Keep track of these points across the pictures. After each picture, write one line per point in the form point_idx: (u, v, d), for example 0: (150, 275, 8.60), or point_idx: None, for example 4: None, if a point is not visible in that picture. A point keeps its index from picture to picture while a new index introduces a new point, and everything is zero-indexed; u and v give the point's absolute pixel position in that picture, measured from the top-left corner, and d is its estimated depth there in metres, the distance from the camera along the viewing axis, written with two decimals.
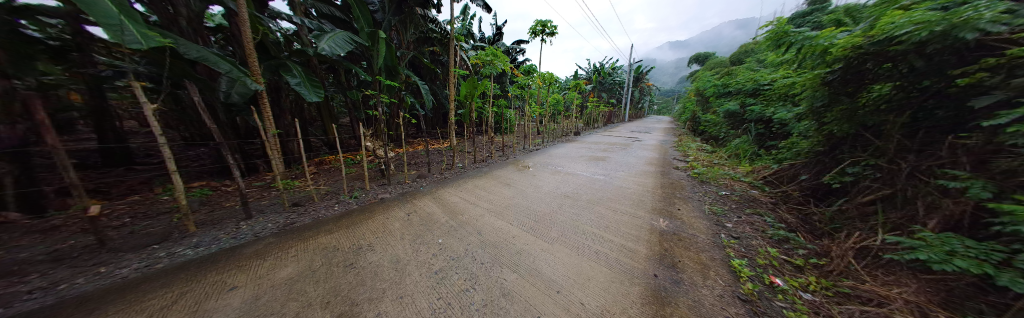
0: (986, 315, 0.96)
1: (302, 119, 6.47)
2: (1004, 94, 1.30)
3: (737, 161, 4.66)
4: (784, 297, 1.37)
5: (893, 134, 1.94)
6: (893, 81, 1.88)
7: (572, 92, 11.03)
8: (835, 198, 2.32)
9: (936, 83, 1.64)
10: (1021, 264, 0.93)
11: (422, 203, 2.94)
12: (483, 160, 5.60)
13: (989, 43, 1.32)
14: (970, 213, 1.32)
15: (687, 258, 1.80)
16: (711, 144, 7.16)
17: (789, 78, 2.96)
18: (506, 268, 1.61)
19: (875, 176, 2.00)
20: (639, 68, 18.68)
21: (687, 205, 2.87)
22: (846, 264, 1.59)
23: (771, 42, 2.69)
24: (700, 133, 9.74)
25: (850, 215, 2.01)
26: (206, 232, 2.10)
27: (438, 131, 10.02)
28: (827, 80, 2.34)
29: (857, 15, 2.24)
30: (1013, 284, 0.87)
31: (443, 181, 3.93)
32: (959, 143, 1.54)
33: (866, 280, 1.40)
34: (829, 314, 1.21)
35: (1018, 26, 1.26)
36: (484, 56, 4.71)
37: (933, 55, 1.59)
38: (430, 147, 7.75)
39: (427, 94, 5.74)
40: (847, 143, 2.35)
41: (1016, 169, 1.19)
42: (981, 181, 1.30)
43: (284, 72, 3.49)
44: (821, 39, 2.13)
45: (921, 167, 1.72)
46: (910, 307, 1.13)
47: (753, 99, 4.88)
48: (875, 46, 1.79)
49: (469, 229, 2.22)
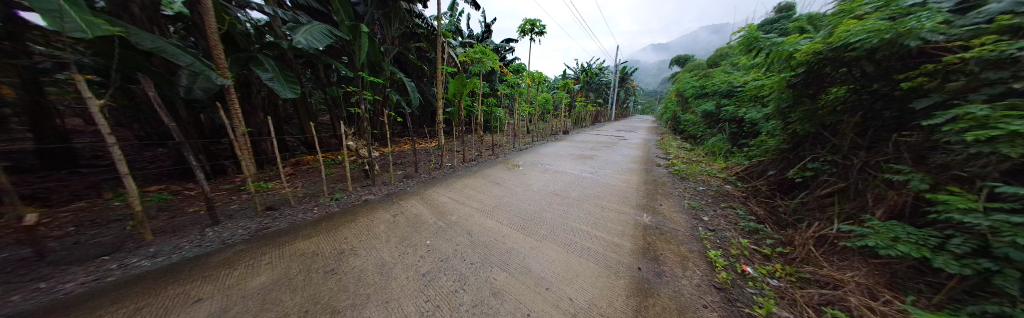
0: (923, 294, 1.14)
1: (277, 116, 6.06)
2: (941, 97, 1.47)
3: (713, 158, 4.96)
4: (754, 284, 1.48)
5: (847, 133, 2.14)
6: (848, 84, 2.07)
7: (560, 91, 11.17)
8: (798, 192, 2.53)
9: (885, 87, 1.82)
10: (954, 247, 1.10)
11: (409, 203, 2.86)
12: (472, 159, 5.54)
13: (930, 51, 1.49)
14: (911, 203, 1.49)
15: (669, 251, 1.89)
16: (689, 142, 7.55)
17: (758, 81, 3.17)
18: (496, 267, 1.61)
19: (832, 171, 2.20)
20: (624, 69, 19.29)
21: (669, 201, 3.01)
22: (807, 252, 1.74)
23: (743, 46, 2.86)
24: (680, 132, 10.25)
25: (810, 207, 2.20)
26: (165, 241, 1.92)
27: (426, 130, 9.79)
28: (791, 83, 2.51)
29: (817, 24, 2.43)
30: (947, 266, 1.03)
31: (431, 181, 3.84)
32: (902, 141, 1.73)
33: (824, 265, 1.55)
34: (793, 297, 1.34)
35: (952, 36, 1.43)
36: (472, 54, 4.63)
37: (883, 61, 1.77)
38: (418, 146, 7.56)
39: (414, 92, 5.58)
40: (809, 141, 2.56)
41: (950, 163, 1.37)
42: (920, 175, 1.47)
43: (255, 67, 3.24)
44: (787, 45, 2.30)
45: (871, 163, 1.91)
46: (861, 288, 1.28)
47: (727, 100, 5.20)
48: (833, 53, 1.96)
49: (459, 229, 2.19)
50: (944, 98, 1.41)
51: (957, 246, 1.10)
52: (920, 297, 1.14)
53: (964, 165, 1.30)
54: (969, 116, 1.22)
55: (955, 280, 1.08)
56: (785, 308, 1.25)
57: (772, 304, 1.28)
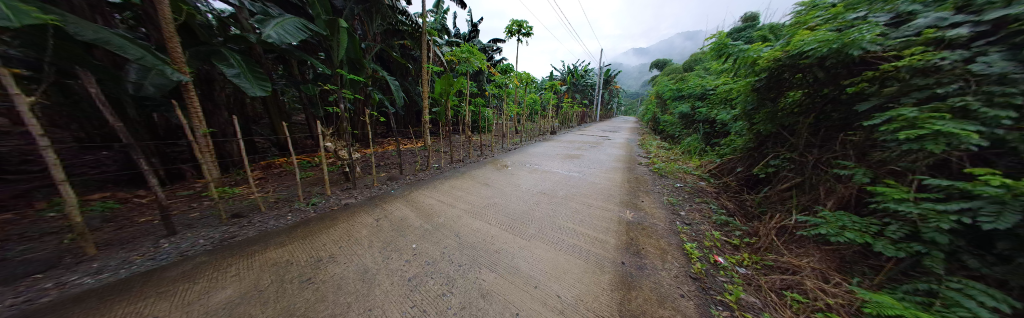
0: (866, 275, 1.30)
1: (245, 116, 5.60)
2: (879, 100, 1.66)
3: (689, 156, 5.27)
4: (725, 272, 1.60)
5: (803, 132, 2.37)
6: (804, 89, 2.28)
7: (547, 92, 11.33)
8: (762, 186, 2.75)
9: (834, 91, 2.03)
10: (891, 233, 1.25)
11: (394, 206, 2.76)
12: (459, 160, 5.47)
13: (870, 59, 1.68)
14: (855, 195, 1.68)
15: (650, 245, 1.98)
16: (668, 141, 7.97)
17: (727, 85, 3.41)
18: (484, 268, 1.60)
19: (790, 167, 2.41)
20: (608, 71, 19.98)
21: (650, 197, 3.15)
22: (770, 241, 1.90)
23: (714, 52, 3.06)
24: (660, 132, 10.79)
25: (773, 200, 2.40)
26: (111, 255, 1.70)
27: (411, 130, 9.52)
28: (755, 87, 2.73)
29: (777, 33, 2.66)
30: (886, 251, 1.18)
31: (417, 183, 3.73)
32: (847, 140, 1.94)
33: (784, 253, 1.71)
34: (760, 283, 1.48)
35: (888, 47, 1.62)
36: (459, 53, 4.54)
37: (832, 68, 1.97)
38: (403, 147, 7.33)
39: (398, 91, 5.40)
40: (771, 140, 2.80)
41: (887, 159, 1.55)
42: (863, 170, 1.66)
43: (219, 62, 2.98)
44: (752, 52, 2.50)
45: (822, 159, 2.12)
46: (815, 273, 1.45)
47: (701, 102, 5.55)
48: (791, 59, 2.15)
49: (446, 232, 2.15)
50: (882, 101, 1.60)
51: (893, 232, 1.25)
52: (865, 279, 1.29)
53: (898, 160, 1.48)
54: (901, 117, 1.39)
55: (892, 262, 1.25)
56: (751, 293, 1.38)
57: (740, 290, 1.40)
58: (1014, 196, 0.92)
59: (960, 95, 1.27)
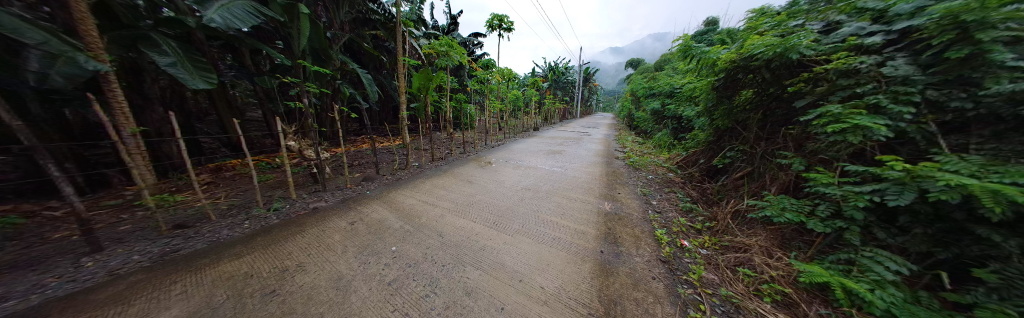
0: (802, 249, 1.54)
1: (187, 112, 4.86)
2: (813, 98, 1.91)
3: (660, 150, 5.68)
4: (690, 254, 1.77)
5: (753, 126, 2.66)
6: (755, 88, 2.56)
7: (530, 89, 11.40)
8: (720, 176, 3.07)
9: (779, 90, 2.31)
10: (820, 212, 1.48)
11: (370, 208, 2.61)
12: (440, 158, 5.31)
13: (806, 62, 1.93)
14: (794, 181, 1.94)
15: (626, 234, 2.11)
16: (642, 136, 8.50)
17: (692, 84, 3.71)
18: (469, 266, 1.59)
19: (743, 158, 2.71)
20: (587, 70, 20.65)
21: (626, 189, 3.35)
22: (726, 224, 2.13)
23: (680, 53, 3.29)
24: (635, 128, 11.48)
25: (729, 187, 2.68)
26: (14, 280, 1.37)
27: (388, 127, 9.02)
28: (715, 86, 3.00)
29: (733, 37, 2.94)
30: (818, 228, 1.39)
31: (395, 183, 3.55)
32: (788, 133, 2.22)
33: (738, 234, 1.93)
34: (717, 262, 1.67)
35: (820, 52, 1.87)
36: (438, 46, 4.35)
37: (777, 70, 2.24)
38: (379, 146, 6.94)
39: (371, 85, 5.06)
40: (727, 134, 3.11)
41: (818, 149, 1.81)
42: (799, 159, 1.93)
43: (147, 48, 2.52)
44: (712, 54, 2.73)
45: (768, 150, 2.41)
46: (762, 250, 1.66)
47: (670, 100, 5.98)
48: (744, 61, 2.39)
49: (428, 232, 2.09)
50: (815, 99, 1.85)
51: (822, 211, 1.48)
52: (800, 253, 1.52)
53: (825, 151, 1.74)
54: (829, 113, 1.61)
55: (821, 237, 1.49)
56: (711, 272, 1.55)
57: (702, 270, 1.56)
58: (911, 178, 1.13)
59: (873, 94, 1.52)
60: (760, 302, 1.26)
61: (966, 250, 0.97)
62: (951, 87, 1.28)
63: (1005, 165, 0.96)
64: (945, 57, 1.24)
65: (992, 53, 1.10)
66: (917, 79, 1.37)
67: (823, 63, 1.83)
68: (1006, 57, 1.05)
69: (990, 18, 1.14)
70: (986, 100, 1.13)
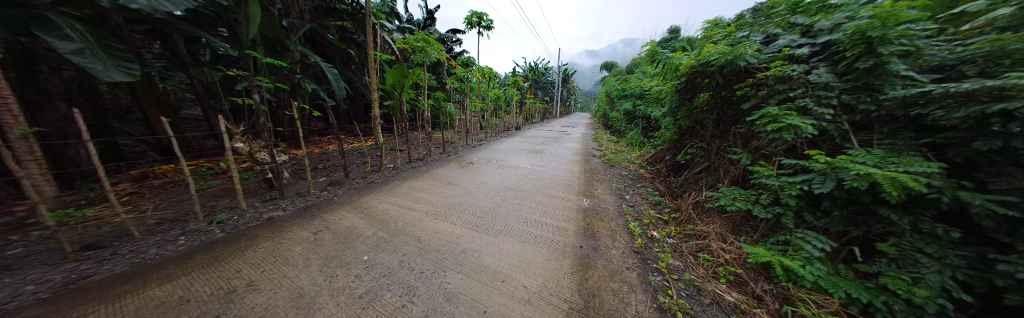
0: (749, 233, 1.76)
1: (98, 109, 4.01)
2: (756, 100, 2.17)
3: (632, 148, 6.07)
4: (658, 244, 1.92)
5: (708, 125, 2.97)
6: (709, 91, 2.86)
7: (511, 88, 11.43)
8: (683, 170, 3.38)
9: (729, 93, 2.62)
10: (764, 200, 1.70)
11: (338, 216, 2.39)
12: (419, 158, 5.08)
13: (752, 69, 2.20)
14: (742, 173, 2.21)
15: (602, 228, 2.22)
16: (616, 135, 9.02)
17: (658, 87, 4.02)
18: (450, 270, 1.54)
19: (700, 154, 3.02)
20: (566, 71, 21.33)
21: (602, 185, 3.52)
22: (689, 214, 2.35)
23: (648, 58, 3.54)
24: (610, 127, 12.16)
25: (690, 181, 2.97)
26: None
27: (360, 127, 8.39)
28: (677, 89, 3.29)
29: (692, 45, 3.25)
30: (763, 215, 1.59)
31: (367, 187, 3.31)
32: (736, 131, 2.52)
33: (698, 223, 2.15)
34: (682, 249, 1.84)
35: (762, 60, 2.14)
36: (413, 41, 4.13)
37: (728, 75, 2.52)
38: (349, 147, 6.43)
39: (337, 81, 4.65)
40: (688, 132, 3.43)
41: (760, 145, 2.09)
42: (746, 154, 2.19)
43: (38, 29, 1.94)
44: (675, 60, 2.97)
45: (721, 147, 2.71)
46: (718, 236, 1.87)
47: (640, 101, 6.43)
48: (701, 67, 2.66)
49: (405, 237, 1.98)
50: (758, 101, 2.12)
51: (765, 199, 1.71)
52: (748, 236, 1.74)
53: (766, 146, 2.01)
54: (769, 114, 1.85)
55: (764, 222, 1.72)
56: (677, 259, 1.69)
57: (669, 257, 1.71)
58: (831, 169, 1.36)
59: (802, 97, 1.79)
60: (717, 283, 1.42)
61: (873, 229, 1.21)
62: (859, 92, 1.56)
63: (897, 157, 1.21)
64: (857, 67, 1.51)
65: (889, 64, 1.39)
66: (835, 86, 1.64)
67: (765, 70, 2.10)
68: (900, 68, 1.34)
69: (886, 36, 1.43)
70: (885, 104, 1.40)
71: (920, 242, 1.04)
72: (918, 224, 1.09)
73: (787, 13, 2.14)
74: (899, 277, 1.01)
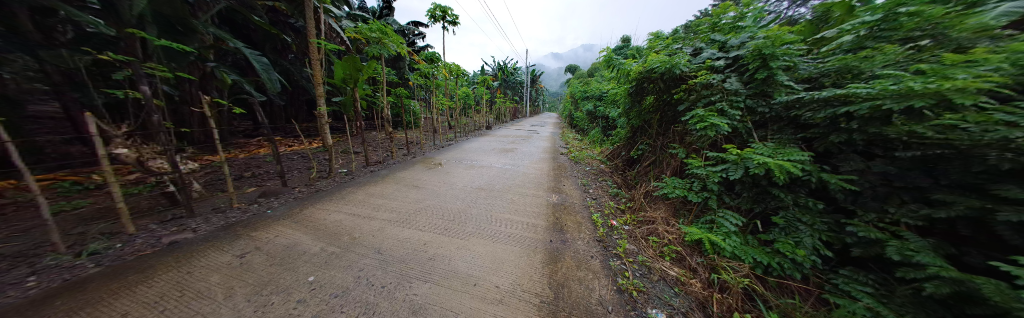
0: (685, 216, 2.08)
1: None
2: (689, 103, 2.53)
3: (593, 145, 6.58)
4: (616, 231, 2.12)
5: (653, 124, 3.39)
6: (653, 95, 3.26)
7: (479, 87, 11.27)
8: (635, 164, 3.80)
9: (668, 96, 3.02)
10: (695, 187, 2.02)
11: (274, 233, 2.00)
12: (379, 161, 4.63)
13: (685, 76, 2.57)
14: (680, 165, 2.58)
15: (570, 221, 2.35)
16: (580, 133, 9.68)
17: (614, 90, 4.43)
18: (416, 280, 1.43)
19: (647, 149, 3.43)
20: (534, 72, 21.99)
21: (569, 181, 3.74)
22: (640, 202, 2.66)
23: (604, 63, 3.86)
24: (575, 126, 13.01)
25: (641, 173, 3.35)
26: None
27: (304, 127, 7.24)
28: (629, 92, 3.66)
29: (640, 54, 3.66)
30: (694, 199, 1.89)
31: (313, 197, 2.86)
32: (674, 129, 2.93)
33: (648, 209, 2.45)
34: (635, 233, 2.07)
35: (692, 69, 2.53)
36: (366, 31, 3.71)
37: (667, 81, 2.91)
38: (291, 150, 5.51)
39: (265, 72, 3.88)
40: (637, 130, 3.86)
41: (693, 141, 2.47)
42: (681, 148, 2.57)
43: None
44: (626, 66, 3.28)
45: (663, 143, 3.11)
46: (663, 220, 2.16)
47: (599, 102, 7.02)
48: (647, 73, 3.01)
49: (362, 250, 1.76)
50: (690, 104, 2.48)
51: (696, 186, 2.02)
52: (685, 218, 2.06)
53: (696, 142, 2.39)
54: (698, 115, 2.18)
55: (696, 205, 2.05)
56: (632, 243, 1.90)
57: (625, 242, 1.90)
58: (740, 160, 1.68)
59: (720, 101, 2.17)
60: (663, 261, 1.64)
61: (771, 206, 1.55)
62: (759, 98, 1.97)
63: (782, 148, 1.56)
64: (758, 77, 1.90)
65: (777, 76, 1.81)
66: (742, 92, 2.04)
67: (695, 77, 2.48)
68: (783, 78, 1.75)
69: (775, 53, 1.84)
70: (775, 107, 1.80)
71: (799, 213, 1.40)
72: (798, 200, 1.43)
73: (709, 31, 2.57)
74: (789, 241, 1.32)
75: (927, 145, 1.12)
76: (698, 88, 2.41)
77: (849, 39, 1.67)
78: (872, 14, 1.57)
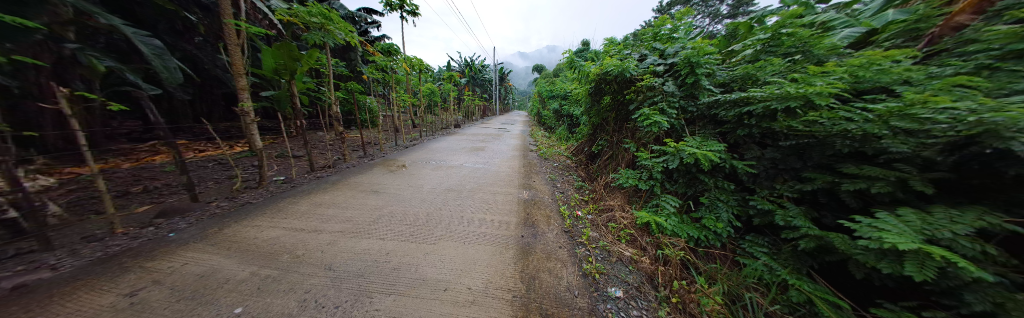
0: (636, 202, 2.35)
1: None
2: (639, 103, 2.82)
3: (560, 142, 6.92)
4: (581, 220, 2.29)
5: (609, 121, 3.72)
6: (609, 95, 3.56)
7: (446, 84, 10.78)
8: (596, 158, 4.13)
9: (621, 97, 3.34)
10: (644, 177, 2.29)
11: (183, 260, 1.57)
12: (328, 166, 4.07)
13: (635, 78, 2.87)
14: (632, 158, 2.90)
15: (540, 215, 2.44)
16: (548, 131, 10.10)
17: (576, 90, 4.71)
18: (378, 294, 1.30)
19: (605, 144, 3.76)
20: (502, 70, 21.99)
21: (538, 177, 3.87)
22: (600, 193, 2.91)
23: (567, 65, 4.07)
24: (543, 124, 13.48)
25: (601, 166, 3.66)
26: None
27: (223, 127, 5.90)
28: (590, 93, 3.94)
29: (597, 58, 3.97)
30: (643, 187, 2.14)
31: (238, 213, 2.35)
32: (627, 127, 3.27)
33: (607, 199, 2.69)
34: (597, 221, 2.26)
35: (640, 73, 2.83)
36: (304, 14, 3.18)
37: (620, 83, 3.22)
38: (205, 157, 4.44)
39: (157, 57, 3.00)
40: (596, 127, 4.19)
41: (641, 136, 2.79)
42: (633, 143, 2.89)
43: None
44: (586, 68, 3.52)
45: (617, 138, 3.45)
46: (619, 207, 2.40)
47: (565, 101, 7.40)
48: (603, 75, 3.28)
49: (309, 269, 1.52)
50: (639, 104, 2.78)
51: (645, 176, 2.29)
52: (636, 204, 2.33)
53: (644, 137, 2.70)
54: (644, 113, 2.45)
55: (645, 193, 2.33)
56: (594, 230, 2.07)
57: (588, 230, 2.06)
58: (676, 152, 1.96)
59: (661, 101, 2.48)
60: (620, 244, 1.84)
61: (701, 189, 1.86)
62: (690, 99, 2.33)
63: (706, 141, 1.88)
64: (689, 82, 2.24)
65: (702, 80, 2.15)
66: (677, 93, 2.38)
67: (642, 80, 2.78)
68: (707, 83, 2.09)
69: (700, 62, 2.18)
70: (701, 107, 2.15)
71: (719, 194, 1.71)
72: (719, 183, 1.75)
73: (651, 40, 2.92)
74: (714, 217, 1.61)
75: (800, 136, 1.49)
76: (646, 89, 2.72)
77: (750, 53, 2.09)
78: (766, 34, 1.97)
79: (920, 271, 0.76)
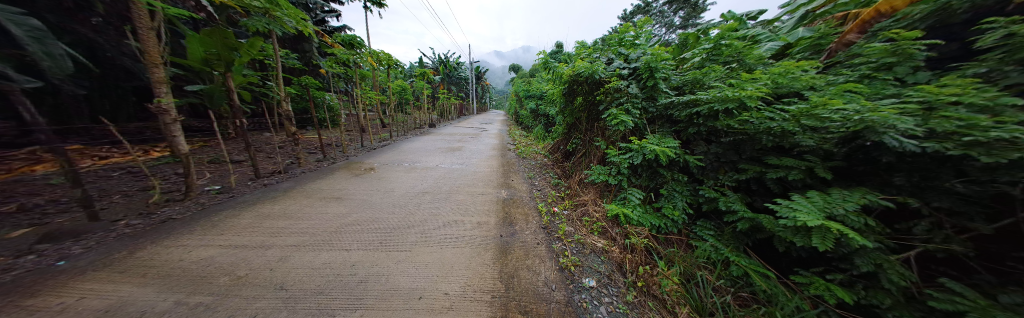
0: (607, 196, 2.49)
1: None
2: (607, 103, 2.99)
3: (537, 141, 7.05)
4: (557, 216, 2.36)
5: (581, 120, 3.88)
6: (581, 95, 3.72)
7: (419, 81, 10.27)
8: (570, 156, 4.30)
9: (592, 97, 3.51)
10: (613, 172, 2.43)
11: (78, 294, 1.25)
12: (280, 171, 3.60)
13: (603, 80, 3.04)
14: (603, 155, 3.06)
15: (518, 213, 2.46)
16: (526, 130, 10.24)
17: (551, 91, 4.83)
18: (342, 310, 1.18)
19: (578, 142, 3.92)
20: (479, 68, 21.68)
21: (517, 176, 3.90)
22: (575, 189, 3.03)
23: (542, 65, 4.15)
24: (521, 124, 13.62)
25: (575, 164, 3.81)
26: None
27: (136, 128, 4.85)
28: (563, 93, 4.07)
29: (570, 60, 4.13)
30: (612, 182, 2.28)
31: (157, 231, 1.95)
32: (598, 125, 3.44)
33: (580, 194, 2.81)
34: (572, 216, 2.35)
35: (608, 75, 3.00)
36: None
37: (591, 84, 3.37)
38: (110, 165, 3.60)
39: (37, 42, 2.18)
40: (570, 126, 4.35)
41: (610, 134, 2.96)
42: (603, 141, 3.06)
43: None
44: (560, 69, 3.63)
45: (588, 136, 3.63)
46: (592, 202, 2.52)
47: (541, 101, 7.55)
48: (575, 76, 3.41)
49: (256, 291, 1.33)
50: (607, 104, 2.94)
51: (613, 172, 2.43)
52: (607, 198, 2.47)
53: (612, 135, 2.88)
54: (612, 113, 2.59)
55: (614, 187, 2.48)
56: (569, 225, 2.15)
57: (564, 225, 2.13)
58: (640, 148, 2.11)
59: (626, 101, 2.65)
60: (594, 236, 1.94)
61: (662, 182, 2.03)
62: (650, 100, 2.53)
63: (664, 138, 2.06)
64: (649, 85, 2.44)
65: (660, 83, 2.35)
66: (640, 95, 2.56)
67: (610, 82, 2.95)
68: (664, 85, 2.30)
69: (658, 67, 2.38)
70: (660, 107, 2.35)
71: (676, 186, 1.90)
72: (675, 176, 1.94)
73: (617, 44, 3.12)
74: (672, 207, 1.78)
75: (736, 133, 1.72)
76: (613, 91, 2.89)
77: (698, 59, 2.35)
78: (709, 44, 2.22)
79: (823, 242, 0.93)
